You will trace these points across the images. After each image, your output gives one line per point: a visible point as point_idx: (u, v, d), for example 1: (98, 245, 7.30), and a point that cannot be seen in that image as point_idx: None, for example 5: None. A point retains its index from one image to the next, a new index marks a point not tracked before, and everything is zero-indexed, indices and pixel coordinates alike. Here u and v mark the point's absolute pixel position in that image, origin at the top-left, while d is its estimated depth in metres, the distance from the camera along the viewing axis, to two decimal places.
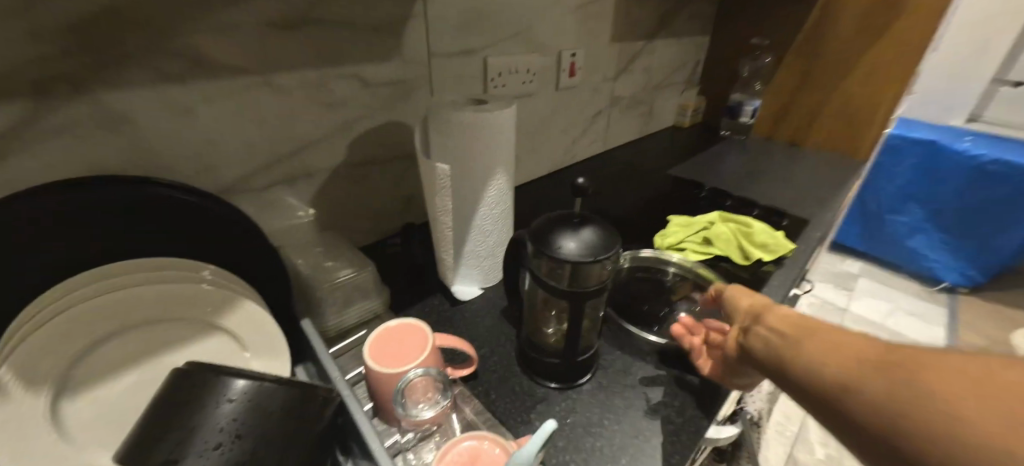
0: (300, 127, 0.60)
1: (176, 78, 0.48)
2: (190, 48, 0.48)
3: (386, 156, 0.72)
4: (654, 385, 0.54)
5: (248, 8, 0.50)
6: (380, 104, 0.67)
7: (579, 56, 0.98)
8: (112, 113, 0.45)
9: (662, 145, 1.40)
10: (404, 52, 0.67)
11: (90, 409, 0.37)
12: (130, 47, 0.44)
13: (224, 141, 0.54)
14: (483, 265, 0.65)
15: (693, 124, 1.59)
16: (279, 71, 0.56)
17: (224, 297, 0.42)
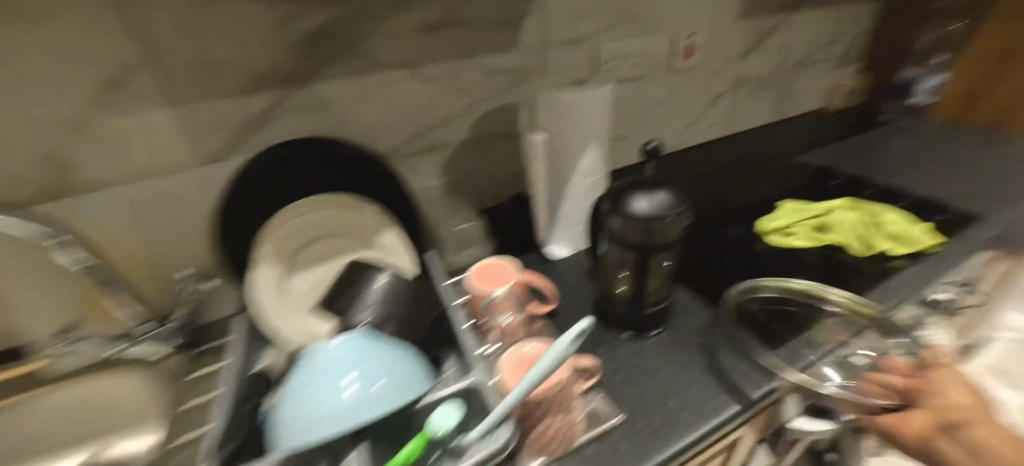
0: (437, 109, 0.76)
1: (359, 72, 0.68)
2: (369, 50, 0.67)
3: (502, 133, 0.85)
4: (722, 350, 0.57)
5: (407, 17, 0.67)
6: (501, 90, 0.80)
7: (698, 37, 0.98)
8: (321, 97, 0.67)
9: (801, 131, 1.27)
10: (524, 44, 0.78)
11: (299, 283, 0.56)
12: (334, 51, 0.64)
13: (386, 118, 0.73)
14: (574, 228, 0.73)
15: (847, 109, 1.39)
16: (425, 64, 0.72)
17: (378, 223, 0.59)
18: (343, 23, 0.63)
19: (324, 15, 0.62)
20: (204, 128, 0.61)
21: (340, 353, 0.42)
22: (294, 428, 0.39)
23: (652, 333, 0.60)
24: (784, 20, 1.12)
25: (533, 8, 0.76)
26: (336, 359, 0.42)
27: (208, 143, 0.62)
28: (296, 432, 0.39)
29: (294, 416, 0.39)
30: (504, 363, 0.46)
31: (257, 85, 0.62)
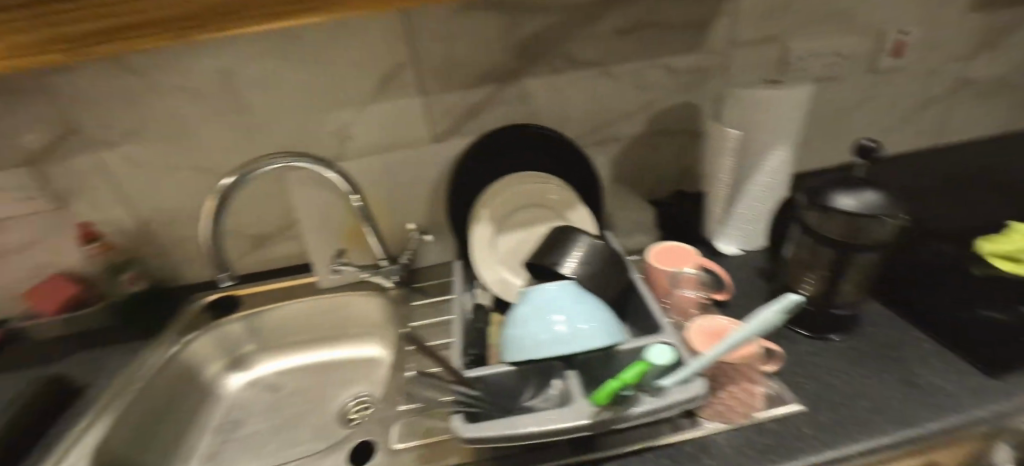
0: (617, 105, 0.83)
1: (557, 70, 0.78)
2: (568, 51, 0.77)
3: (674, 130, 0.88)
4: (923, 365, 0.53)
5: (606, 22, 0.75)
6: (680, 89, 0.83)
7: (911, 34, 0.88)
8: (524, 91, 0.79)
9: None
10: (711, 44, 0.80)
11: (503, 246, 0.68)
12: (540, 53, 0.76)
13: (572, 111, 0.82)
14: (749, 226, 0.74)
15: None
16: (614, 63, 0.79)
17: (568, 199, 0.67)
18: (551, 30, 0.74)
19: (538, 23, 0.73)
20: (438, 113, 0.79)
21: (554, 295, 0.52)
22: (519, 345, 0.49)
23: (832, 335, 0.58)
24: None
25: (727, 8, 0.77)
26: (551, 299, 0.52)
27: (438, 125, 0.80)
28: (520, 348, 0.49)
29: (519, 336, 0.50)
30: (690, 330, 0.50)
31: (479, 80, 0.77)
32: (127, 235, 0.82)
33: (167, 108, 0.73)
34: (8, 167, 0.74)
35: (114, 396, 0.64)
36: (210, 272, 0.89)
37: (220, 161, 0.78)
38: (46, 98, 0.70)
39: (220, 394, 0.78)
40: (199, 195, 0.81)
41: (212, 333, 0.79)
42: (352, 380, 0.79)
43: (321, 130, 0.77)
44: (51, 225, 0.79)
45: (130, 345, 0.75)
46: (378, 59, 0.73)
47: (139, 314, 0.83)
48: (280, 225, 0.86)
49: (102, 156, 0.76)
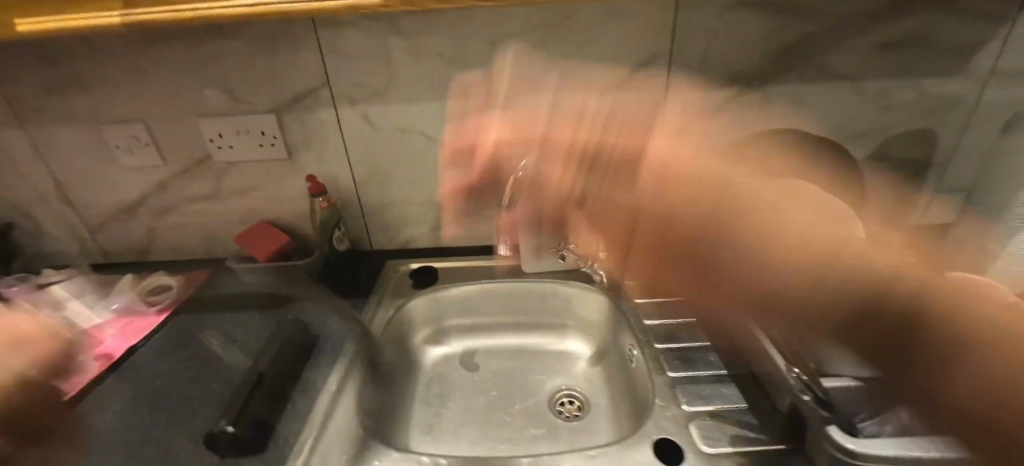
0: (854, 123, 0.80)
1: (807, 80, 0.75)
2: (825, 61, 0.74)
3: (903, 156, 0.84)
4: None
5: (872, 36, 0.72)
6: (923, 114, 0.79)
7: None
8: (768, 97, 0.76)
9: None
10: (972, 71, 0.76)
11: None
12: (798, 60, 0.73)
13: (808, 124, 0.79)
14: None
15: None
16: (865, 79, 0.76)
17: (845, 214, 0.63)
18: (816, 37, 0.72)
19: (805, 29, 0.71)
20: (676, 108, 0.76)
21: None
22: None
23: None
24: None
25: (1004, 34, 0.73)
26: None
27: (673, 121, 0.77)
28: None
29: (859, 350, 0.47)
30: None
31: (729, 81, 0.74)
32: (341, 192, 0.83)
33: (418, 72, 0.73)
34: (257, 112, 0.76)
35: (357, 352, 0.64)
36: (403, 240, 0.89)
37: (450, 132, 0.78)
38: (312, 48, 0.71)
39: (420, 363, 0.77)
40: (421, 162, 0.81)
41: (426, 300, 0.79)
42: (554, 370, 0.77)
43: (558, 112, 0.76)
44: (277, 173, 0.81)
45: (345, 302, 0.75)
46: (637, 46, 0.71)
47: (340, 271, 0.84)
48: (485, 203, 0.85)
49: (342, 112, 0.76)
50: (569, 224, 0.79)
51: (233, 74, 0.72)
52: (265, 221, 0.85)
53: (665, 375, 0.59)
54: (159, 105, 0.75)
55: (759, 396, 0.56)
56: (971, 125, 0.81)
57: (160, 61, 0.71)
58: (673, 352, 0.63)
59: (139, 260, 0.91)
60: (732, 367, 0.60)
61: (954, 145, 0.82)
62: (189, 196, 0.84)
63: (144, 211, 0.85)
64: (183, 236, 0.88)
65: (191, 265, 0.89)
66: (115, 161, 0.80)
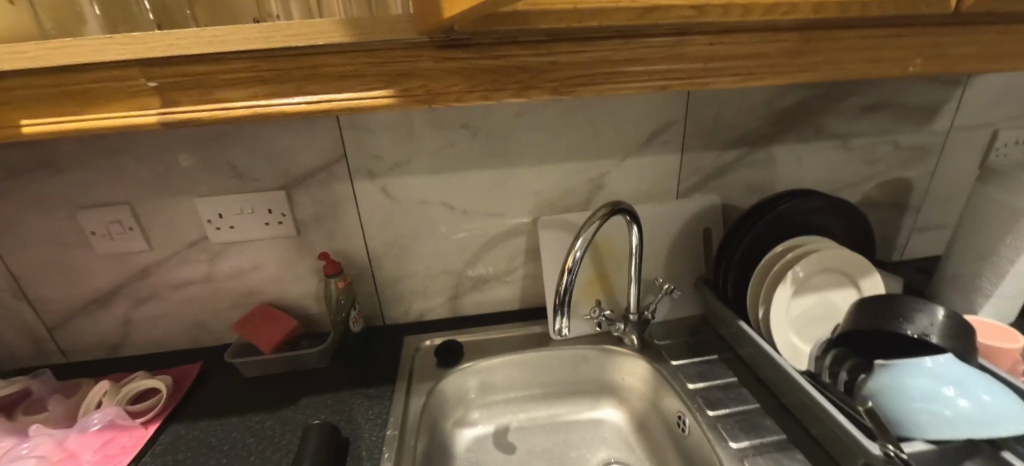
0: (844, 176, 0.86)
1: (802, 139, 0.81)
2: (816, 123, 0.81)
3: (885, 202, 0.91)
4: None
5: (852, 100, 0.80)
6: (899, 165, 0.88)
7: None
8: (770, 156, 0.81)
9: None
10: (935, 127, 0.86)
11: (795, 309, 0.67)
12: (794, 123, 0.80)
13: (805, 178, 0.85)
14: (1012, 301, 0.73)
15: None
16: (850, 137, 0.83)
17: (865, 267, 0.67)
18: (807, 102, 0.78)
19: (798, 95, 0.77)
20: (690, 170, 0.80)
21: (943, 366, 0.50)
22: (924, 421, 0.48)
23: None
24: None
25: (955, 97, 0.83)
26: (940, 368, 0.49)
27: (686, 181, 0.81)
28: (928, 423, 0.48)
29: (924, 411, 0.48)
30: None
31: (736, 143, 0.79)
32: (354, 267, 0.78)
33: (441, 144, 0.72)
34: (264, 189, 0.71)
35: (400, 451, 0.58)
36: (419, 312, 0.84)
37: (472, 200, 0.77)
38: (330, 123, 0.68)
39: (453, 452, 0.71)
40: (440, 232, 0.78)
41: (455, 378, 0.74)
42: (595, 442, 0.74)
43: (579, 177, 0.77)
44: (283, 252, 0.75)
45: (369, 391, 0.69)
46: (654, 114, 0.74)
47: (354, 354, 0.77)
48: (506, 268, 0.83)
49: (360, 186, 0.73)
50: (595, 287, 0.79)
51: (241, 152, 0.68)
52: (266, 304, 0.78)
53: (730, 447, 0.57)
54: (151, 186, 0.68)
55: (826, 460, 0.55)
56: (936, 173, 0.90)
57: (157, 140, 0.65)
58: (729, 418, 0.62)
59: (108, 357, 0.80)
60: (789, 429, 0.60)
61: (925, 191, 0.92)
62: (177, 282, 0.75)
63: (121, 302, 0.75)
64: (167, 326, 0.78)
65: (175, 359, 0.79)
66: (92, 248, 0.71)
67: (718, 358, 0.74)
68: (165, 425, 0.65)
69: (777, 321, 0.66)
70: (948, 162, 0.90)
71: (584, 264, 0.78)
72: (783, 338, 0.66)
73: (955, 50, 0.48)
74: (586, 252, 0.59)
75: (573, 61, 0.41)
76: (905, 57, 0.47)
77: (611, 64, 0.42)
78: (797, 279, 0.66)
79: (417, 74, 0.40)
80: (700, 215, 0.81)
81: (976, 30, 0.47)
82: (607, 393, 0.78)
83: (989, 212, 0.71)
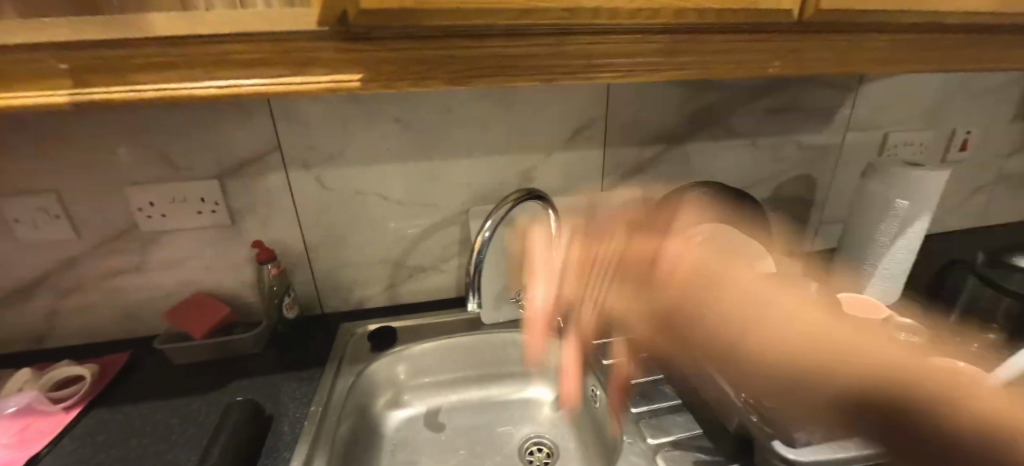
0: (754, 172, 0.95)
1: (716, 138, 0.89)
2: (726, 123, 0.88)
3: (794, 197, 1.00)
4: None
5: (757, 103, 0.88)
6: (804, 163, 0.97)
7: (976, 134, 1.04)
8: (686, 153, 0.89)
9: None
10: (833, 128, 0.95)
11: None
12: (706, 122, 0.87)
13: (719, 174, 0.93)
14: (887, 284, 0.83)
15: None
16: (758, 136, 0.92)
17: (759, 251, 0.74)
18: (716, 104, 0.86)
19: (709, 98, 0.85)
20: (613, 165, 0.86)
21: None
22: None
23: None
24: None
25: (848, 102, 0.94)
26: None
27: (610, 175, 0.87)
28: None
29: None
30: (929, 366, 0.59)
31: (655, 140, 0.86)
32: (292, 256, 0.81)
33: (376, 137, 0.75)
34: (198, 178, 0.72)
35: (319, 428, 0.61)
36: (357, 300, 0.87)
37: (407, 191, 0.80)
38: (265, 115, 0.71)
39: (383, 431, 0.74)
40: (377, 222, 0.81)
41: (388, 362, 0.77)
42: (521, 420, 0.78)
43: (509, 170, 0.82)
44: (217, 240, 0.77)
45: (301, 373, 0.71)
46: (577, 112, 0.80)
47: (290, 341, 0.79)
48: (441, 258, 0.87)
49: (296, 177, 0.75)
50: (524, 274, 0.84)
51: (172, 141, 0.69)
52: (201, 292, 0.79)
53: (630, 412, 0.63)
54: (79, 174, 0.69)
55: (711, 421, 0.61)
56: (838, 171, 1.00)
57: (85, 129, 0.66)
58: (633, 388, 0.67)
59: (33, 349, 0.79)
60: (685, 396, 0.66)
61: (829, 187, 1.01)
62: (107, 271, 0.75)
63: (47, 293, 0.75)
64: (98, 316, 0.78)
65: (104, 349, 0.79)
66: (18, 237, 0.71)
67: (634, 337, 0.80)
68: (87, 411, 0.65)
69: (681, 299, 0.72)
70: (847, 160, 1.00)
71: (514, 251, 0.82)
72: (687, 316, 0.73)
73: (810, 55, 0.54)
74: (495, 232, 0.62)
75: (466, 56, 0.46)
76: (767, 60, 0.54)
77: (502, 60, 0.47)
78: (702, 258, 0.72)
79: (320, 63, 0.44)
80: (624, 207, 0.87)
81: (832, 38, 0.53)
82: (535, 373, 0.83)
83: (870, 202, 0.80)
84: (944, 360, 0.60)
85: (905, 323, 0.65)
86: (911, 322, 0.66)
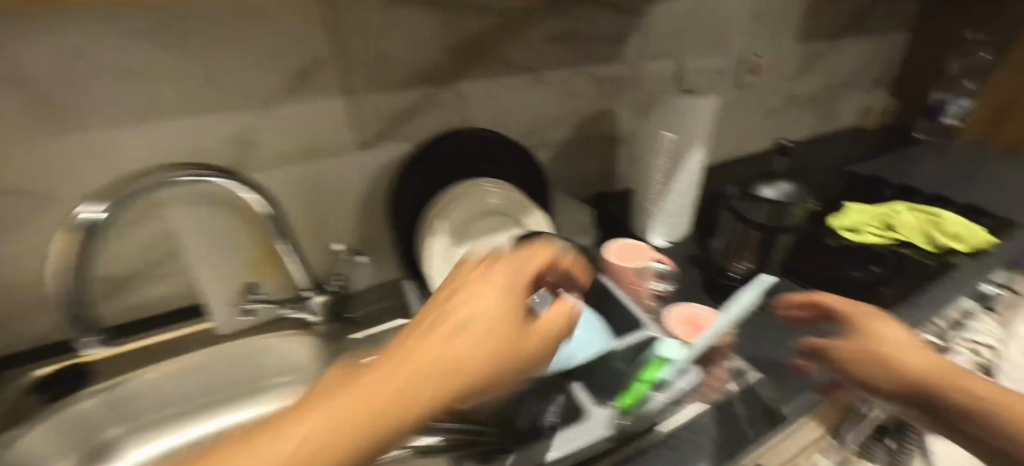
0: (547, 112, 0.84)
1: (493, 76, 0.76)
2: (503, 57, 0.75)
3: (597, 135, 0.93)
4: (827, 321, 0.65)
5: (536, 30, 0.76)
6: (600, 97, 0.89)
7: (763, 57, 1.05)
8: (461, 95, 0.75)
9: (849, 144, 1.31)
10: (624, 57, 0.88)
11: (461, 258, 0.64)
12: (477, 57, 0.73)
13: (507, 118, 0.81)
14: (673, 222, 0.81)
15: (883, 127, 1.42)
16: (545, 71, 0.80)
17: (523, 205, 0.67)
18: (485, 33, 0.72)
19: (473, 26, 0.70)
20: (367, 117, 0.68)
21: None
22: None
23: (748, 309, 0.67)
24: (832, 43, 1.16)
25: (635, 27, 0.86)
26: None
27: (367, 130, 0.69)
28: None
29: None
30: (669, 319, 0.55)
31: (415, 81, 0.70)
32: None
33: None
34: None
35: None
36: None
37: None
38: None
39: None
40: None
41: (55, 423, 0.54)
42: None
43: None
44: None
45: None
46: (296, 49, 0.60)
47: None
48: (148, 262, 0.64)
49: None
50: (267, 267, 0.65)
51: None
52: None
53: None
54: None
55: None
56: (637, 104, 0.94)
57: None
58: None
59: None
60: None
61: (631, 121, 0.95)
62: None
63: None
64: None
65: None
66: None
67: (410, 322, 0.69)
68: None
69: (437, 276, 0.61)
70: (645, 91, 0.94)
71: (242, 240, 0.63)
72: None
73: None
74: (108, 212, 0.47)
75: None
76: None
77: None
78: (484, 209, 0.65)
79: None
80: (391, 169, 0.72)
81: None
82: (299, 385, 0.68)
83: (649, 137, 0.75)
84: (688, 305, 0.57)
85: (661, 269, 0.62)
86: (665, 267, 0.63)
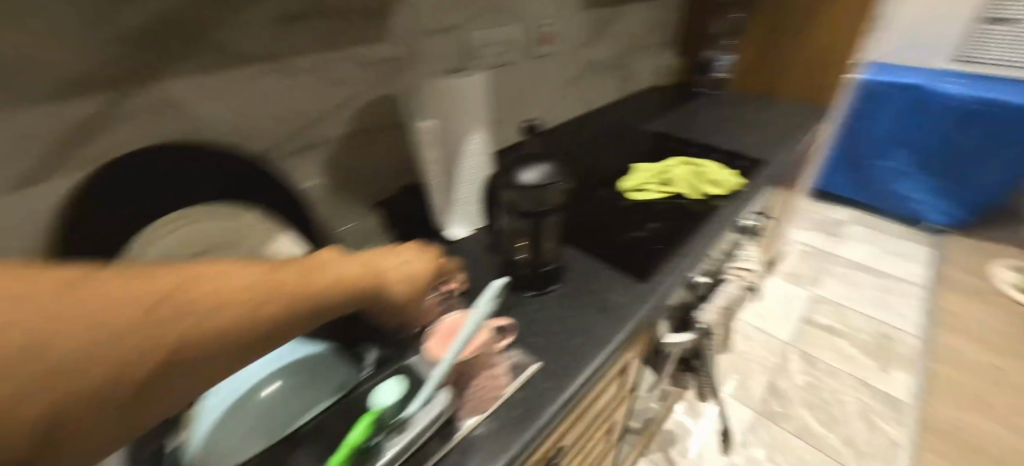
0: (308, 106, 0.70)
1: (213, 68, 0.57)
2: (219, 42, 0.57)
3: (383, 125, 0.82)
4: (611, 289, 0.69)
5: (261, 5, 0.60)
6: (376, 82, 0.78)
7: (551, 26, 1.05)
8: (169, 98, 0.54)
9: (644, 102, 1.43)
10: (394, 35, 0.78)
11: None
12: (174, 42, 0.53)
13: (253, 120, 0.64)
14: (471, 210, 0.78)
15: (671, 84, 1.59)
16: (292, 56, 0.65)
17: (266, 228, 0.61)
18: (181, 8, 0.52)
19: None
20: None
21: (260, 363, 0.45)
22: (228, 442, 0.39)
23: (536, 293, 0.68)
24: (614, 8, 1.22)
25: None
26: (261, 369, 0.45)
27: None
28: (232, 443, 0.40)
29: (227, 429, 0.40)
30: (428, 336, 0.51)
31: (72, 85, 0.47)
32: None
33: None
34: None
35: None
36: None
37: None
38: None
39: None
40: None
41: None
42: None
43: None
44: None
45: None
46: None
47: None
48: None
49: None
50: None
51: None
52: None
53: None
54: None
55: None
56: None
57: None
58: None
59: None
60: None
61: None
62: None
63: None
64: None
65: None
66: None
67: None
68: None
69: None
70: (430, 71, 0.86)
71: None
72: None
73: None
74: None
75: None
76: None
77: None
78: (217, 235, 0.57)
79: None
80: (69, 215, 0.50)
81: None
82: None
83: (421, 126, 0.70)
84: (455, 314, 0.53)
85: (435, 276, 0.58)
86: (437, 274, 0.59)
